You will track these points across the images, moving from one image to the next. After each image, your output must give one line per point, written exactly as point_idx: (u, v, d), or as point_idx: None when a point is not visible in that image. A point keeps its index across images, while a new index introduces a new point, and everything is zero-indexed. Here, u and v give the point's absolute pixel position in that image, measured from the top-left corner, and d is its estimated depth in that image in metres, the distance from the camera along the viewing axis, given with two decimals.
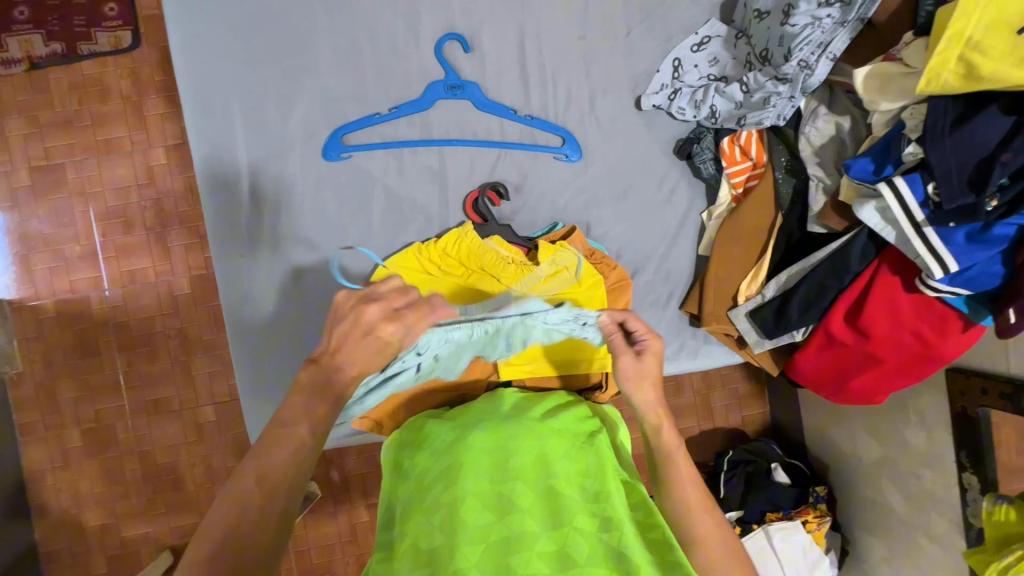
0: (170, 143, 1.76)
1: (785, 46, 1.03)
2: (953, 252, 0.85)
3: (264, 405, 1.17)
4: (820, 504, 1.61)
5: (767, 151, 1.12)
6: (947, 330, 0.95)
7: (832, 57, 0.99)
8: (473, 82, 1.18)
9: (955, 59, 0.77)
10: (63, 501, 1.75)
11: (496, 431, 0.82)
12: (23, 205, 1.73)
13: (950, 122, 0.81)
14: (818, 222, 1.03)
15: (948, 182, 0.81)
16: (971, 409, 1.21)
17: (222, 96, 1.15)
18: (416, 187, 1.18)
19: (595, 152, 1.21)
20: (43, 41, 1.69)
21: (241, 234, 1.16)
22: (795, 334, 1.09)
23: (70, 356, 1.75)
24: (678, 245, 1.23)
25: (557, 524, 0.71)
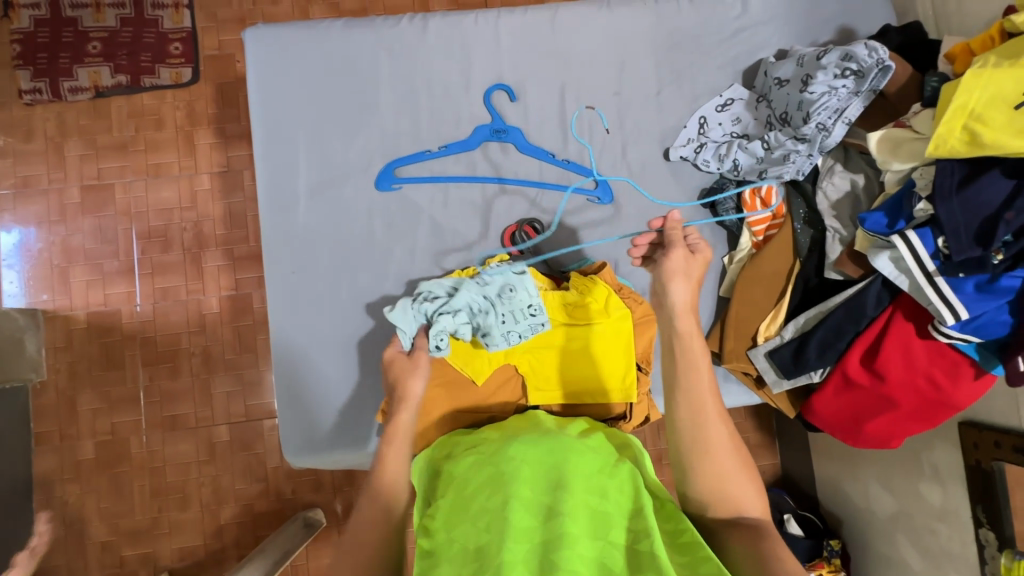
0: (215, 170, 1.87)
1: (804, 110, 1.13)
2: (964, 300, 0.92)
3: (300, 419, 1.22)
4: (834, 558, 1.63)
5: (787, 203, 1.21)
6: (960, 376, 1.01)
7: (847, 122, 1.12)
8: (515, 127, 1.29)
9: (960, 127, 0.87)
10: (67, 513, 1.75)
11: (535, 445, 0.86)
12: (70, 220, 1.84)
13: (957, 181, 0.90)
14: (835, 269, 1.11)
15: (958, 237, 0.89)
16: (985, 463, 1.24)
17: (288, 128, 1.26)
18: (458, 219, 1.27)
19: (624, 196, 1.30)
20: (110, 73, 1.86)
21: (292, 254, 1.25)
22: (812, 375, 1.14)
23: (95, 367, 1.80)
24: (700, 287, 1.28)
25: (598, 535, 0.73)
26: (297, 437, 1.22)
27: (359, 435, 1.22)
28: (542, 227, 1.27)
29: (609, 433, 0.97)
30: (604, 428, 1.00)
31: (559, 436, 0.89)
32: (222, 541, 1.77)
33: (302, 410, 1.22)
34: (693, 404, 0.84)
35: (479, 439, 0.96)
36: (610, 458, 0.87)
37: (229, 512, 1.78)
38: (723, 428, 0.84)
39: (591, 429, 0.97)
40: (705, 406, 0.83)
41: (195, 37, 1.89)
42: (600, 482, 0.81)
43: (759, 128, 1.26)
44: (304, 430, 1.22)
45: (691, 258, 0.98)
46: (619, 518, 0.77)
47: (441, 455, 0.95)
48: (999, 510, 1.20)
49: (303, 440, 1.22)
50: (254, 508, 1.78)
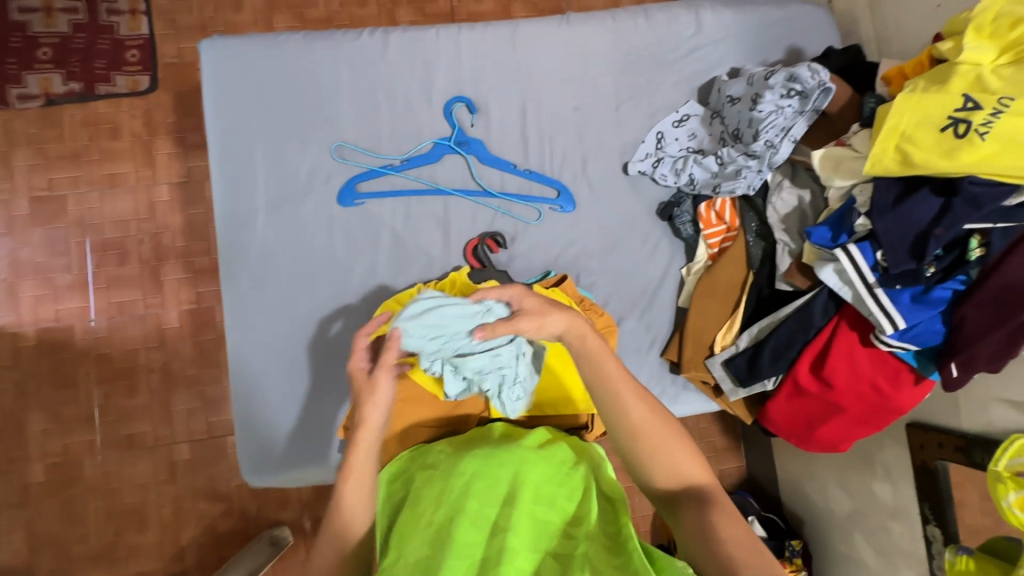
0: (175, 181, 1.82)
1: (754, 128, 1.18)
2: (901, 310, 0.97)
3: (258, 438, 1.20)
4: (796, 558, 1.66)
5: (740, 216, 1.25)
6: (902, 381, 1.06)
7: (792, 139, 1.15)
8: (478, 140, 1.30)
9: (893, 148, 0.91)
10: (16, 539, 1.67)
11: (488, 456, 0.87)
12: (18, 233, 1.76)
13: (892, 199, 0.94)
14: (785, 280, 1.14)
15: (895, 249, 0.93)
16: (930, 462, 1.30)
17: (246, 142, 1.25)
18: (421, 233, 1.27)
19: (586, 208, 1.33)
20: (62, 81, 1.80)
21: (251, 268, 1.22)
22: (766, 382, 1.18)
23: (46, 385, 1.73)
24: (658, 298, 1.31)
25: (538, 549, 0.74)
26: (255, 456, 1.19)
27: (319, 453, 1.20)
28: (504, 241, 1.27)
29: (565, 440, 0.96)
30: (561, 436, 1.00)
31: (514, 446, 0.90)
32: (184, 563, 1.71)
33: (263, 425, 1.20)
34: (608, 393, 0.82)
35: (438, 447, 0.96)
36: (563, 466, 0.88)
37: (190, 533, 1.72)
38: (648, 409, 0.81)
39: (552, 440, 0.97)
40: (620, 394, 0.81)
41: (152, 44, 1.84)
42: (547, 492, 0.82)
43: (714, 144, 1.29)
44: (263, 449, 1.19)
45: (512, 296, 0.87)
46: (562, 529, 0.78)
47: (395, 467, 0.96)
48: (945, 507, 1.26)
49: (263, 458, 1.19)
50: (216, 528, 1.73)
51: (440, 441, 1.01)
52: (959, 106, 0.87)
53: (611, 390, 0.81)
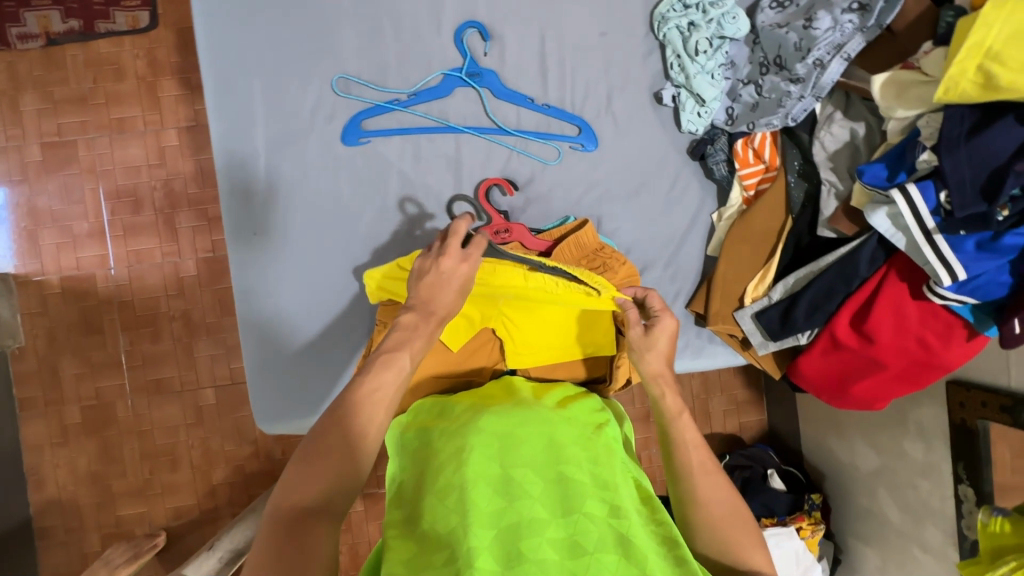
0: (182, 125, 1.76)
1: (803, 49, 1.05)
2: (963, 260, 0.87)
3: (270, 386, 1.18)
4: (814, 511, 1.64)
5: (781, 155, 1.13)
6: (952, 337, 0.97)
7: (845, 57, 1.00)
8: (491, 71, 1.19)
9: (973, 68, 0.78)
10: (59, 477, 1.75)
11: (504, 416, 0.82)
12: (33, 180, 1.74)
13: (965, 130, 0.82)
14: (829, 226, 1.04)
15: (961, 190, 0.82)
16: (970, 421, 1.21)
17: (244, 76, 1.16)
18: (431, 174, 1.19)
19: (609, 146, 1.22)
20: (60, 17, 1.70)
21: (255, 212, 1.17)
22: (799, 337, 1.10)
23: (74, 332, 1.75)
24: (686, 247, 1.23)
25: (569, 511, 0.70)
26: (269, 403, 1.18)
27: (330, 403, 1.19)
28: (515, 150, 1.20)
29: (589, 398, 0.93)
30: (578, 394, 0.96)
31: (532, 408, 0.85)
32: (215, 501, 1.78)
33: (277, 373, 1.18)
34: (684, 461, 0.80)
35: (453, 405, 0.91)
36: (585, 431, 0.84)
37: (220, 474, 1.78)
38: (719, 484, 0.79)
39: (574, 396, 0.94)
40: (692, 464, 0.79)
41: None
42: (570, 452, 0.78)
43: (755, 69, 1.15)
44: (276, 397, 1.18)
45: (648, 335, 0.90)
46: (594, 490, 0.73)
47: (410, 419, 0.91)
48: (981, 466, 1.20)
49: (278, 406, 1.18)
50: (244, 469, 1.79)
51: (454, 396, 0.97)
52: None
53: (690, 459, 0.80)
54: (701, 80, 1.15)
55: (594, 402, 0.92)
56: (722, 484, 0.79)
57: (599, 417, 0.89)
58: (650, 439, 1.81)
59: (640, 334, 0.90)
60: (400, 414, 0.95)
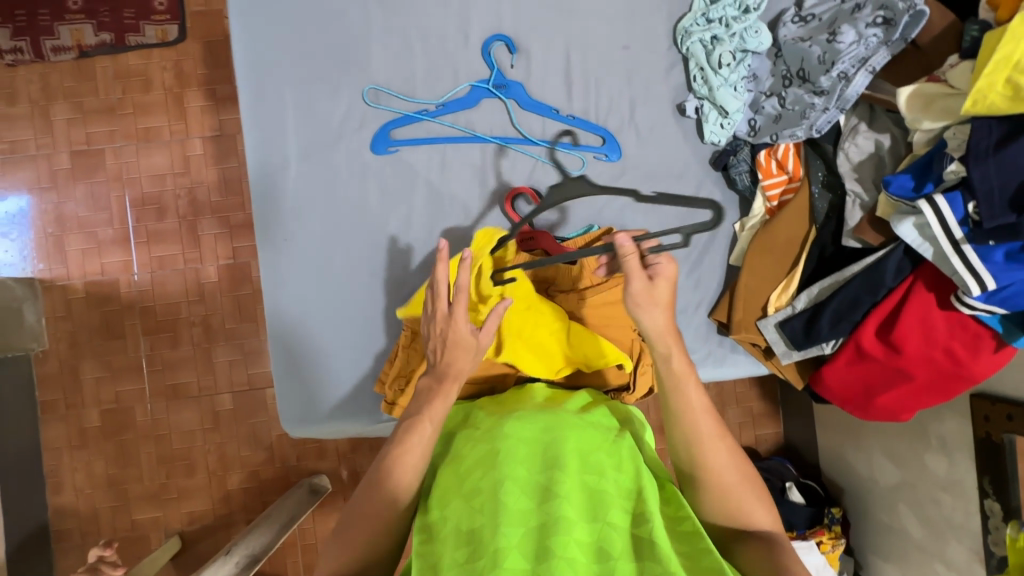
0: (207, 134, 1.80)
1: (827, 62, 1.07)
2: (992, 271, 0.87)
3: (298, 390, 1.20)
4: (835, 525, 1.63)
5: (804, 165, 1.14)
6: (980, 348, 0.97)
7: (871, 70, 1.03)
8: (517, 82, 1.21)
9: (1002, 80, 0.79)
10: (77, 480, 1.77)
11: (531, 420, 0.82)
12: (61, 187, 1.78)
13: (994, 141, 0.83)
14: (854, 236, 1.04)
15: (989, 201, 0.84)
16: (996, 435, 1.20)
17: (277, 85, 1.19)
18: (457, 182, 1.21)
19: (632, 156, 1.24)
20: (93, 31, 1.76)
21: (285, 217, 1.19)
22: (823, 347, 1.10)
23: (96, 336, 1.78)
24: (708, 257, 1.24)
25: (596, 518, 0.71)
26: (293, 407, 1.19)
27: (355, 407, 1.20)
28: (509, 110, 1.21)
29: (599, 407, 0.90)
30: (607, 401, 0.96)
31: (557, 413, 0.85)
32: (230, 506, 1.79)
33: (302, 377, 1.20)
34: (687, 426, 0.78)
35: (475, 410, 0.91)
36: (608, 436, 0.83)
37: (235, 479, 1.79)
38: (725, 449, 0.79)
39: (595, 404, 0.93)
40: (699, 428, 0.78)
41: None
42: (596, 460, 0.77)
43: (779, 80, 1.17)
44: (303, 400, 1.19)
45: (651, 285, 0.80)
46: (617, 499, 0.74)
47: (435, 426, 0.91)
48: (1007, 481, 1.19)
49: (301, 410, 1.19)
50: (259, 475, 1.80)
51: (476, 402, 0.97)
52: None
53: (695, 429, 0.78)
54: (725, 92, 1.17)
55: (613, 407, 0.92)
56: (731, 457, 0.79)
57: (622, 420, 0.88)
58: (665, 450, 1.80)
59: (641, 286, 0.79)
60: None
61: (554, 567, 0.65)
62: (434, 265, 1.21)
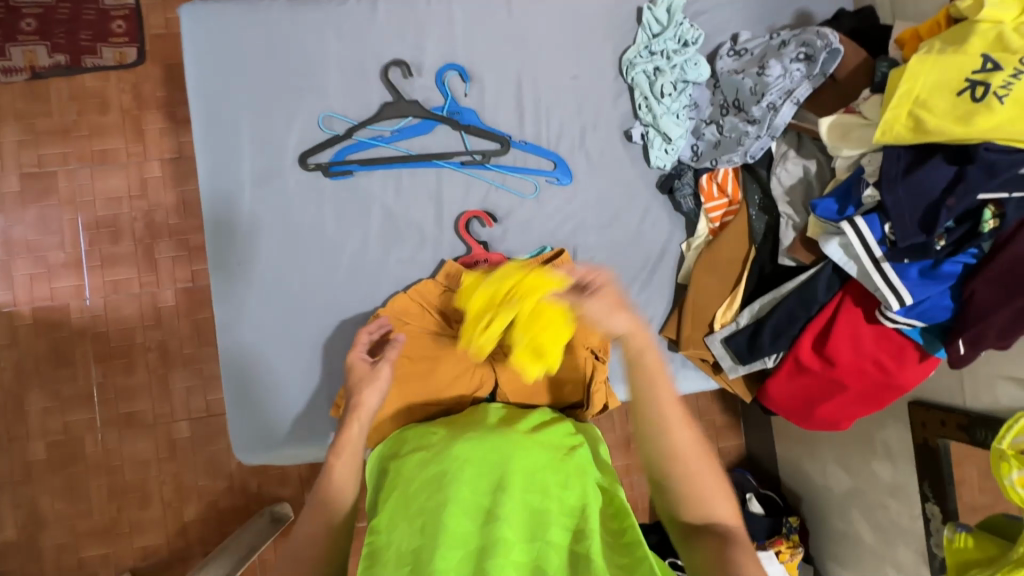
0: (166, 157, 1.78)
1: (757, 94, 1.14)
2: (908, 286, 0.93)
3: (252, 416, 1.18)
4: (793, 534, 1.67)
5: (742, 189, 1.21)
6: (905, 359, 1.03)
7: (795, 101, 1.10)
8: (470, 110, 1.25)
9: (905, 114, 0.87)
10: (20, 516, 1.68)
11: (480, 440, 0.83)
12: (9, 211, 1.73)
13: (902, 168, 0.90)
14: (788, 255, 1.11)
15: (902, 222, 0.90)
16: (932, 440, 1.27)
17: (231, 112, 1.20)
18: (413, 206, 1.24)
19: (583, 180, 1.29)
20: (47, 53, 1.74)
21: (239, 242, 1.19)
22: (766, 360, 1.15)
23: (44, 364, 1.72)
24: (658, 275, 1.28)
25: (535, 537, 0.71)
26: (247, 432, 1.18)
27: (307, 432, 1.19)
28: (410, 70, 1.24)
29: (561, 423, 0.95)
30: (555, 419, 0.98)
31: (507, 432, 0.86)
32: (186, 539, 1.72)
33: (256, 401, 1.18)
34: (654, 417, 0.83)
35: (431, 428, 0.92)
36: (557, 454, 0.85)
37: (192, 511, 1.73)
38: (692, 435, 0.83)
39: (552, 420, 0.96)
40: (668, 419, 0.82)
41: (139, 14, 1.78)
42: (543, 478, 0.79)
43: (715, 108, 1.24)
44: (256, 425, 1.18)
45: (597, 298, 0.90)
46: (560, 516, 0.75)
47: (390, 449, 0.92)
48: (944, 485, 1.25)
49: (257, 435, 1.18)
50: (218, 504, 1.74)
51: (431, 424, 0.97)
52: (976, 68, 0.83)
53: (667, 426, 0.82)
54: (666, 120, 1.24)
55: (566, 426, 0.93)
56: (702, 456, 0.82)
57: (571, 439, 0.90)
58: (631, 466, 1.82)
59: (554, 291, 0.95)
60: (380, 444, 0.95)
61: None
62: (390, 288, 1.22)
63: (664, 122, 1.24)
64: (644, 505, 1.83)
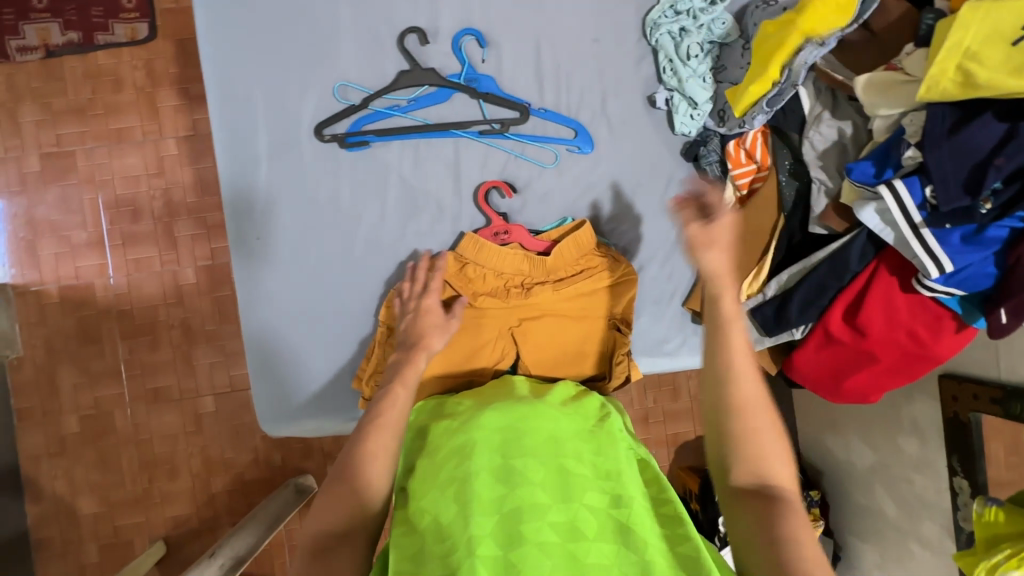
0: (181, 134, 1.77)
1: None
2: (949, 252, 0.89)
3: (275, 388, 1.19)
4: (814, 508, 1.65)
5: (772, 155, 1.16)
6: (942, 328, 0.99)
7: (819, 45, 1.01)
8: (488, 76, 1.22)
9: (953, 68, 0.82)
10: (57, 487, 1.74)
11: (507, 409, 0.84)
12: (31, 191, 1.75)
13: (948, 127, 0.85)
14: (819, 223, 1.07)
15: (945, 186, 0.85)
16: (962, 414, 1.24)
17: (246, 84, 1.18)
18: (430, 177, 1.21)
19: (605, 149, 1.25)
20: (60, 30, 1.73)
21: (258, 216, 1.19)
22: (794, 332, 1.12)
23: (72, 341, 1.75)
24: (681, 246, 1.26)
25: (568, 498, 0.71)
26: (271, 404, 1.19)
27: (329, 404, 1.20)
28: (426, 36, 1.20)
29: (588, 397, 0.95)
30: (583, 391, 0.98)
31: (534, 402, 0.87)
32: (215, 509, 1.77)
33: (278, 373, 1.19)
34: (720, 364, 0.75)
35: (458, 400, 0.94)
36: (587, 425, 0.85)
37: (219, 482, 1.78)
38: (758, 385, 0.75)
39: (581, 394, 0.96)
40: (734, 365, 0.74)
41: None
42: (574, 447, 0.79)
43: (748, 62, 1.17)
44: (279, 398, 1.19)
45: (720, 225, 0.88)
46: (594, 481, 0.75)
47: (419, 418, 0.92)
48: (974, 459, 1.22)
49: (280, 408, 1.19)
50: (244, 476, 1.78)
51: (456, 397, 0.97)
52: None
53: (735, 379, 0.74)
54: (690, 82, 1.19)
55: (594, 398, 0.95)
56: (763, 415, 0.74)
57: (598, 410, 0.91)
58: (649, 440, 1.82)
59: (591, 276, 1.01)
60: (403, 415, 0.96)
61: (525, 555, 0.65)
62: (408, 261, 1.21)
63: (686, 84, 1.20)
64: (663, 478, 1.83)
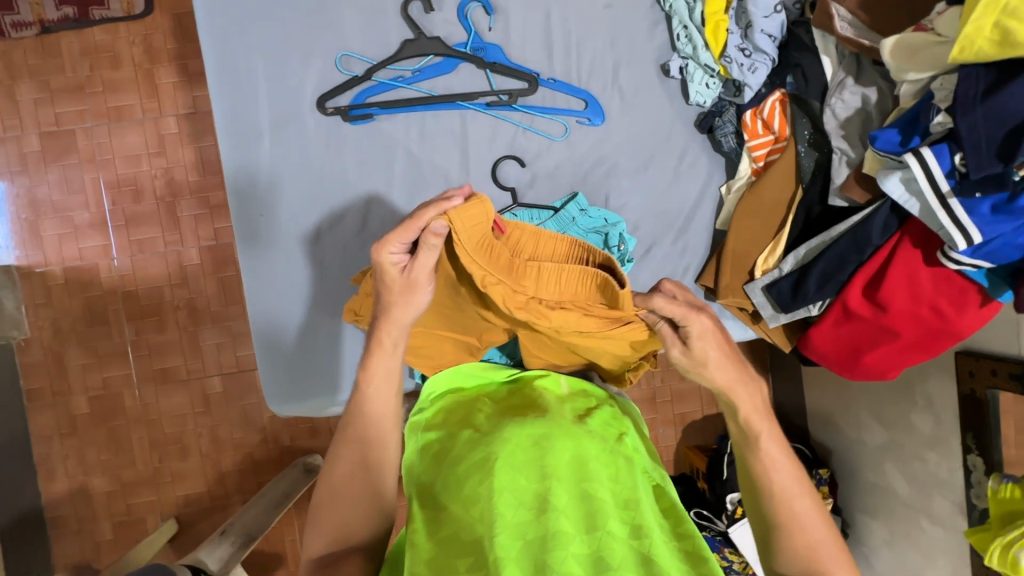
0: (181, 112, 1.74)
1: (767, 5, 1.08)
2: (977, 223, 0.86)
3: (281, 369, 1.18)
4: (822, 486, 1.64)
5: (790, 124, 1.12)
6: (967, 303, 0.96)
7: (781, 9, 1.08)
8: (495, 45, 1.17)
9: (989, 26, 0.77)
10: (70, 467, 1.75)
11: (531, 426, 0.76)
12: (32, 170, 1.72)
13: (982, 90, 0.81)
14: (840, 195, 1.03)
15: (976, 152, 0.82)
16: (979, 391, 1.21)
17: (245, 54, 1.14)
18: (437, 151, 1.18)
19: (617, 120, 1.21)
20: (55, 5, 1.68)
21: (259, 193, 1.16)
22: (810, 308, 1.10)
23: (79, 323, 1.75)
24: (694, 221, 1.23)
25: (594, 528, 0.66)
26: (277, 385, 1.18)
27: (335, 382, 1.19)
28: (430, 3, 1.16)
29: (600, 409, 0.86)
30: (594, 400, 0.89)
31: (554, 418, 0.80)
32: (226, 487, 1.78)
33: (282, 355, 1.18)
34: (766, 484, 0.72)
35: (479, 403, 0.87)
36: (607, 444, 0.78)
37: (229, 461, 1.79)
38: (808, 500, 0.72)
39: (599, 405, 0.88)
40: (778, 487, 0.72)
41: None
42: (594, 468, 0.73)
43: (774, 17, 1.09)
44: (285, 378, 1.18)
45: (689, 354, 0.74)
46: (616, 508, 0.69)
47: (430, 418, 0.87)
48: (990, 436, 1.20)
49: (286, 388, 1.18)
50: (253, 456, 1.79)
51: (481, 394, 0.91)
52: None
53: (775, 480, 0.72)
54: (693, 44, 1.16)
55: (610, 409, 0.87)
56: (807, 505, 0.72)
57: (618, 426, 0.84)
58: (657, 419, 1.82)
59: (682, 354, 0.75)
60: (417, 414, 0.89)
61: None
62: None
63: (691, 48, 1.17)
64: (671, 457, 1.83)
